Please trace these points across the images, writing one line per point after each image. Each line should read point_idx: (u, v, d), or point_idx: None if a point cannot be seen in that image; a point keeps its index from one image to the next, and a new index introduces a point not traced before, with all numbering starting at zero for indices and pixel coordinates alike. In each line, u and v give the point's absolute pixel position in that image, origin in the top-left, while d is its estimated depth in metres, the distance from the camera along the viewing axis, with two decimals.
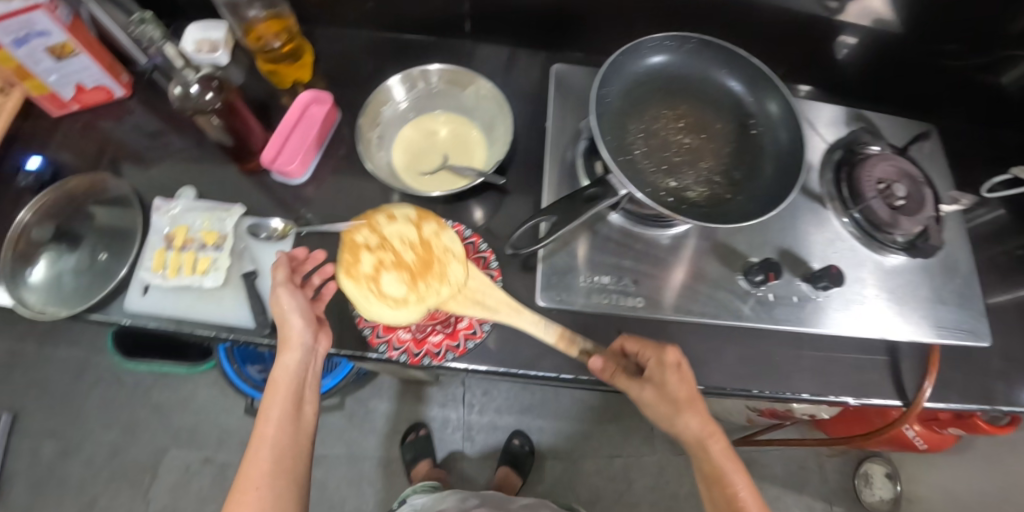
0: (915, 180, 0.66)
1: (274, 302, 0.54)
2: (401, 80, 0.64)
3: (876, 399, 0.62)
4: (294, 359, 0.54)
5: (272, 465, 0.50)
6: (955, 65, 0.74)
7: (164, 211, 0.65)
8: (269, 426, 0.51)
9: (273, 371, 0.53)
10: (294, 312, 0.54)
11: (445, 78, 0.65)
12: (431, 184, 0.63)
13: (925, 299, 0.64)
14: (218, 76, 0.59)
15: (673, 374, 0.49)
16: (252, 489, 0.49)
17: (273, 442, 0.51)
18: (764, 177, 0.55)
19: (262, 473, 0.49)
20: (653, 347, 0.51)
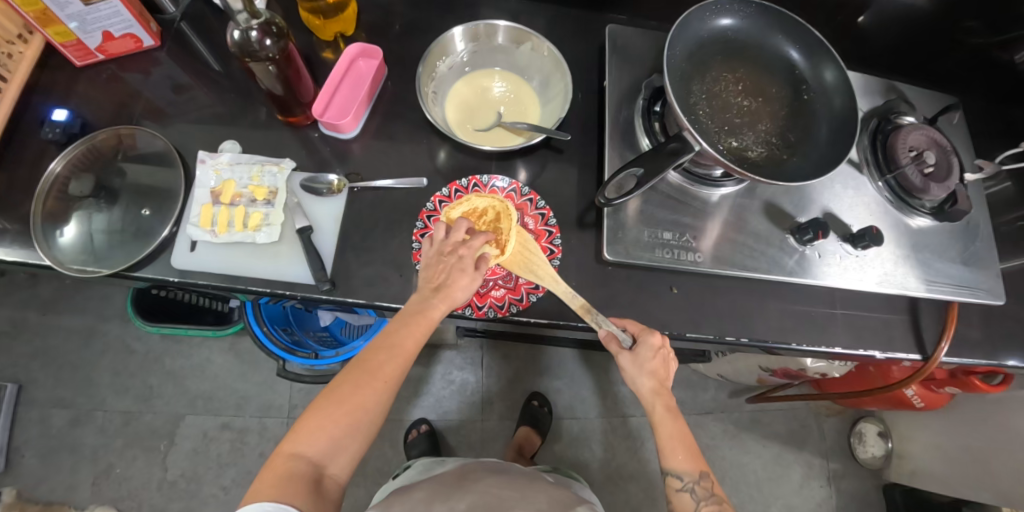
0: (944, 150, 0.69)
1: (465, 277, 0.54)
2: (462, 33, 0.64)
3: (902, 354, 0.67)
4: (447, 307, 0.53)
5: (396, 374, 0.52)
6: (973, 42, 0.77)
7: (209, 164, 0.63)
8: (411, 340, 0.52)
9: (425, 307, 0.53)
10: (470, 290, 0.54)
11: (502, 35, 0.65)
12: (486, 138, 0.65)
13: (954, 260, 0.68)
14: (276, 21, 0.56)
15: (648, 349, 0.55)
16: (376, 382, 0.51)
17: (406, 354, 0.52)
18: (821, 140, 0.57)
19: (388, 377, 0.51)
20: (646, 328, 0.57)
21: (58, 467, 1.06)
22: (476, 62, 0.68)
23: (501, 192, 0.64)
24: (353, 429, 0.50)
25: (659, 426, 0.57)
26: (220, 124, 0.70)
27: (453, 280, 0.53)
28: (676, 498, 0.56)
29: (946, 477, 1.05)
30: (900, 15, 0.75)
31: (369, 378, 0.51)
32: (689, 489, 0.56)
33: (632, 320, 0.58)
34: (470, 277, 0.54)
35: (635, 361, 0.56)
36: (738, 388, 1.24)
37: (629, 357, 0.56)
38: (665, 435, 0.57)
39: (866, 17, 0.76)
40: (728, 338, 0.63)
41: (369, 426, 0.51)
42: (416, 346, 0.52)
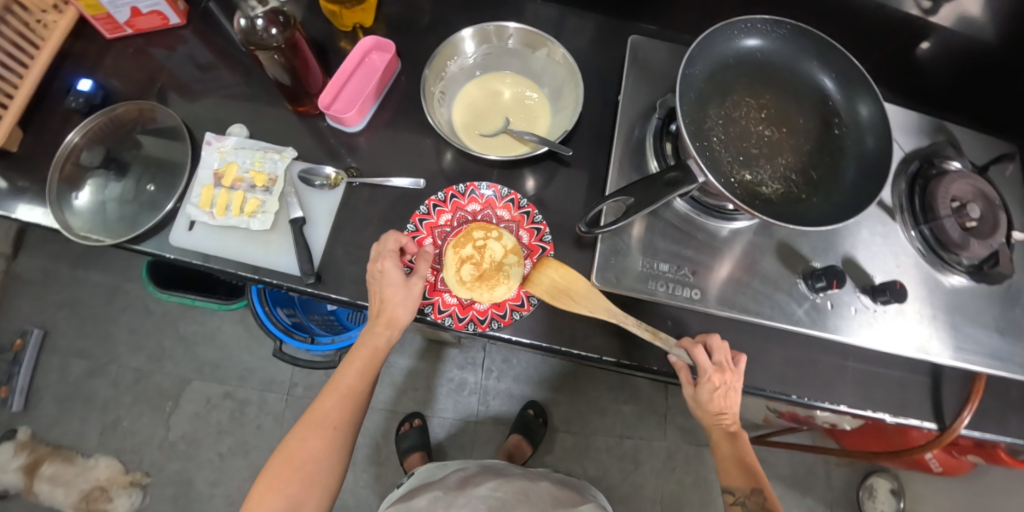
0: (992, 203, 0.62)
1: (403, 284, 0.54)
2: (474, 34, 0.62)
3: (915, 420, 0.62)
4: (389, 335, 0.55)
5: (345, 416, 0.54)
6: None
7: (214, 147, 0.64)
8: (350, 380, 0.55)
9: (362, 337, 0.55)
10: (409, 300, 0.54)
11: (517, 40, 0.63)
12: (491, 145, 0.62)
13: (985, 325, 0.63)
14: (284, 10, 0.57)
15: (706, 390, 0.53)
16: (324, 431, 0.52)
17: (348, 394, 0.54)
18: (845, 181, 0.52)
19: (336, 420, 0.53)
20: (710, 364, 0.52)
21: (71, 414, 1.12)
22: (488, 64, 0.66)
23: (498, 201, 0.61)
24: (313, 481, 0.51)
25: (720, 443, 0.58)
26: (232, 106, 0.71)
27: (388, 305, 0.54)
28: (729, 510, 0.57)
29: None
30: (962, 46, 0.68)
31: (315, 427, 0.52)
32: (739, 502, 0.56)
33: (701, 353, 0.53)
34: (404, 287, 0.54)
35: (696, 394, 0.55)
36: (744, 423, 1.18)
37: (692, 389, 0.55)
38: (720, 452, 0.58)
39: (923, 45, 0.69)
40: None
41: (328, 472, 0.52)
42: (356, 381, 0.55)
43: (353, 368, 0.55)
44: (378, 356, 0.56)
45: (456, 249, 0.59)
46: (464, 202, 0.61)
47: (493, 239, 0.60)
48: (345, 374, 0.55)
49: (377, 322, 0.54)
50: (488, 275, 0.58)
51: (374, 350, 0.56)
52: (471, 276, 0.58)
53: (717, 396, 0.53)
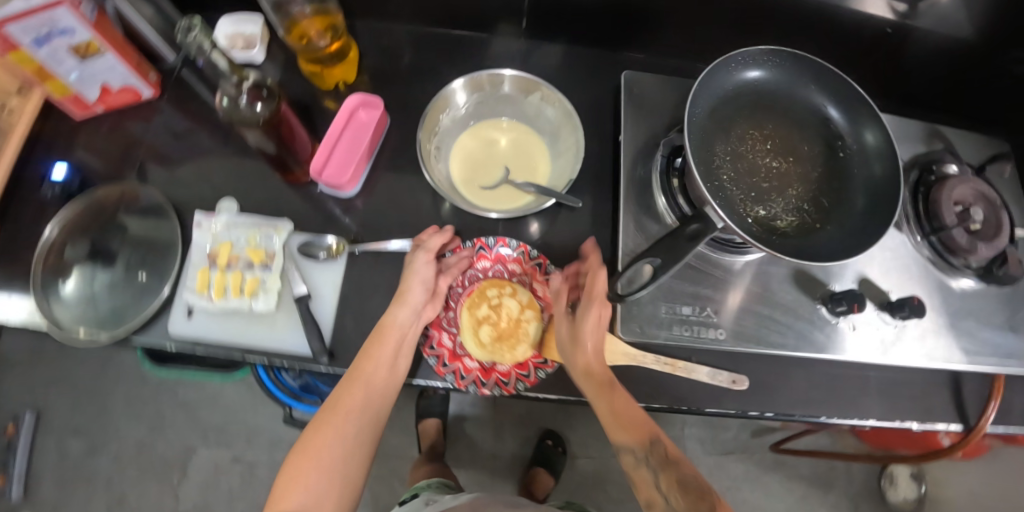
0: (993, 204, 0.63)
1: (421, 262, 0.54)
2: (464, 84, 0.61)
3: (940, 424, 0.65)
4: (407, 314, 0.53)
5: (363, 404, 0.50)
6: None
7: (205, 227, 0.61)
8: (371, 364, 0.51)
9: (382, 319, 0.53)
10: (424, 286, 0.54)
11: (509, 85, 0.62)
12: (494, 199, 0.61)
13: (1000, 325, 0.64)
14: (267, 83, 0.55)
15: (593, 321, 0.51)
16: (341, 419, 0.49)
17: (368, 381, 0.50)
18: (857, 206, 0.52)
19: (352, 408, 0.49)
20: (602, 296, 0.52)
21: (72, 496, 1.08)
22: (481, 113, 0.65)
23: (508, 255, 0.59)
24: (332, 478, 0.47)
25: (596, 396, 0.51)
26: (216, 177, 0.68)
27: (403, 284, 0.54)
28: (635, 475, 0.51)
29: None
30: (945, 48, 0.69)
31: (335, 416, 0.49)
32: (642, 461, 0.50)
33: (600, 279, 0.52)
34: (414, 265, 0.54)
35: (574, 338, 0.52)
36: (761, 427, 1.18)
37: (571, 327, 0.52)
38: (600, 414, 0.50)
39: (908, 49, 0.69)
40: (750, 412, 0.60)
41: (351, 471, 0.48)
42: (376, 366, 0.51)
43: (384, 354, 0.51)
44: (403, 340, 0.53)
45: (471, 311, 0.57)
46: (474, 260, 0.59)
47: (507, 296, 0.58)
48: (377, 360, 0.51)
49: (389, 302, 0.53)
50: (508, 335, 0.56)
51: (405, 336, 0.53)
52: (491, 339, 0.56)
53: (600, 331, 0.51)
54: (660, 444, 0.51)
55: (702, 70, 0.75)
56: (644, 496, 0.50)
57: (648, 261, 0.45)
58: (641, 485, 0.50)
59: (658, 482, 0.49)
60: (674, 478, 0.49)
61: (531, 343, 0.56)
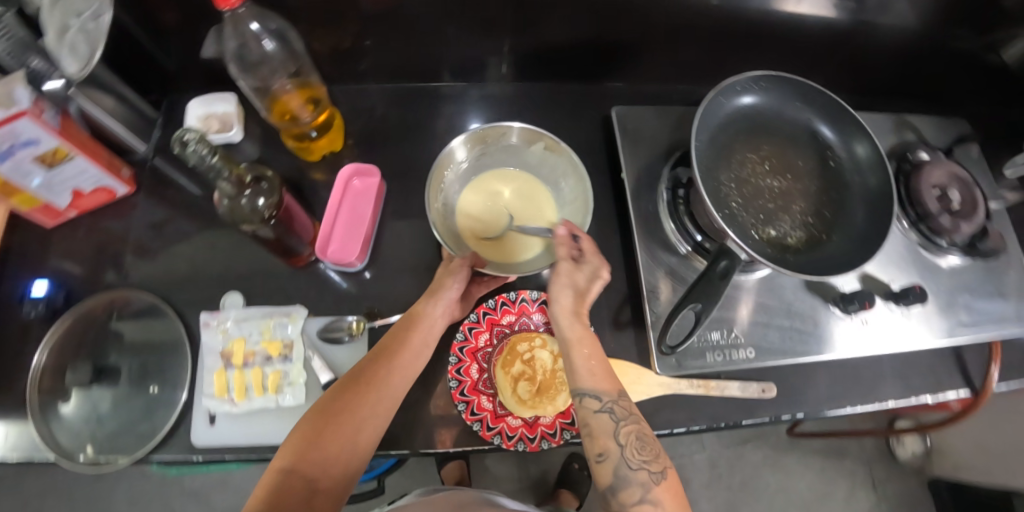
0: (966, 183, 0.68)
1: (453, 268, 0.54)
2: (468, 139, 0.62)
3: (952, 392, 0.70)
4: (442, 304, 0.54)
5: (392, 380, 0.49)
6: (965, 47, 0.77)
7: (214, 326, 0.59)
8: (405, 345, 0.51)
9: (417, 305, 0.53)
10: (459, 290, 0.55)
11: (512, 137, 0.63)
12: (503, 255, 0.60)
13: (992, 294, 0.68)
14: (267, 176, 0.54)
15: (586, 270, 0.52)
16: (365, 386, 0.47)
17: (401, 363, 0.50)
18: (857, 213, 0.55)
19: (378, 379, 0.48)
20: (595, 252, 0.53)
21: None
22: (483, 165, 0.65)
23: (531, 305, 0.59)
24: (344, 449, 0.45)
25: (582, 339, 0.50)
26: (211, 267, 0.64)
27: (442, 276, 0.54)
28: (594, 421, 0.47)
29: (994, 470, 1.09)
30: (897, 39, 0.74)
31: (358, 384, 0.47)
32: (608, 409, 0.47)
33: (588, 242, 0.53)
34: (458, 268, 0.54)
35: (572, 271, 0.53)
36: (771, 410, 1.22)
37: (568, 266, 0.53)
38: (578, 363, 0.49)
39: (863, 44, 0.75)
40: (783, 416, 0.62)
41: (362, 443, 0.46)
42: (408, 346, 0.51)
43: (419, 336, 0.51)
44: (434, 330, 0.53)
45: (506, 369, 0.56)
46: (498, 316, 0.59)
47: (538, 348, 0.58)
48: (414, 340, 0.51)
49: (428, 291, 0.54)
50: (547, 387, 0.56)
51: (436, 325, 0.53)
52: (529, 394, 0.55)
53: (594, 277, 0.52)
54: (624, 407, 0.48)
55: (678, 89, 0.78)
56: (595, 448, 0.46)
57: (690, 306, 0.50)
58: (596, 433, 0.47)
59: (618, 434, 0.46)
60: (633, 435, 0.47)
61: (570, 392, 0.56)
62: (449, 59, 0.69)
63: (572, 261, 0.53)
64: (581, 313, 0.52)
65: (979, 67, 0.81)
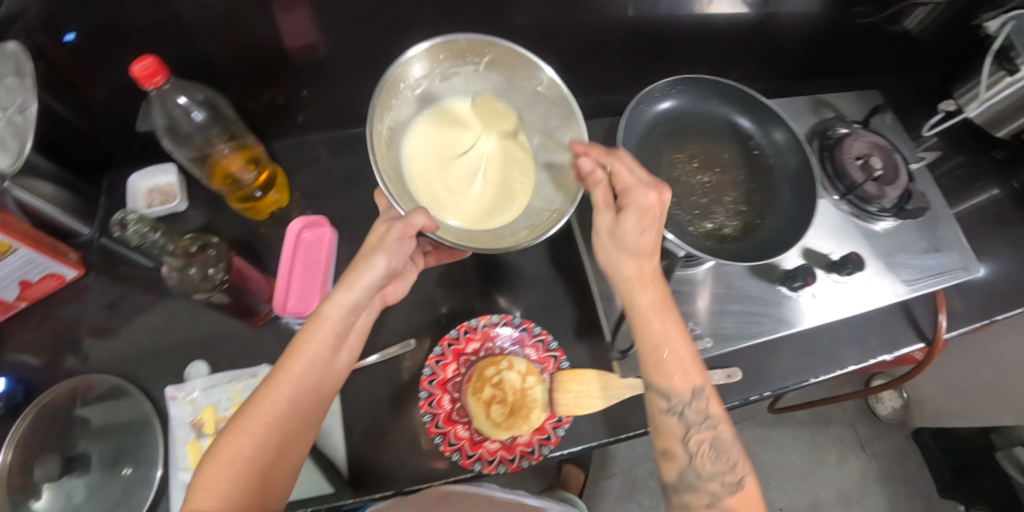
0: (885, 150, 0.73)
1: (399, 236, 0.47)
2: (443, 53, 0.55)
3: (907, 347, 0.74)
4: (349, 298, 0.47)
5: (296, 398, 0.44)
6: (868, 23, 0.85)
7: (181, 399, 0.58)
8: (307, 353, 0.45)
9: (321, 305, 0.47)
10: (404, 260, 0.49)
11: (498, 62, 0.57)
12: (451, 198, 0.57)
13: (924, 250, 0.73)
14: (213, 243, 0.54)
15: (643, 221, 0.48)
16: (266, 417, 0.42)
17: (305, 377, 0.44)
18: (784, 195, 0.59)
19: (281, 403, 0.43)
20: (641, 185, 0.48)
21: None
22: (448, 90, 0.60)
23: (493, 329, 0.61)
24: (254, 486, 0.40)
25: (648, 328, 0.48)
26: (175, 339, 0.65)
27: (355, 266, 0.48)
28: (661, 421, 0.48)
29: (964, 408, 1.15)
30: (802, 24, 0.81)
31: (254, 419, 0.42)
32: (676, 412, 0.48)
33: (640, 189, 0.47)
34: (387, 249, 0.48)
35: (616, 226, 0.49)
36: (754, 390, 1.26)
37: (610, 218, 0.49)
38: (644, 352, 0.49)
39: (774, 31, 0.81)
40: (753, 397, 0.64)
41: (278, 473, 0.42)
42: (312, 355, 0.45)
43: (324, 336, 0.46)
44: (343, 327, 0.48)
45: (477, 395, 0.57)
46: (462, 345, 0.60)
47: (506, 370, 0.59)
48: (314, 343, 0.45)
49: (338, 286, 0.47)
50: (519, 405, 0.57)
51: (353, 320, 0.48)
52: (503, 417, 0.57)
53: (646, 226, 0.48)
54: (694, 412, 0.48)
55: (609, 101, 0.83)
56: (664, 446, 0.48)
57: None
58: (663, 433, 0.48)
59: (688, 440, 0.48)
60: (704, 442, 0.48)
61: (543, 407, 0.57)
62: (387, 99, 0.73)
63: (612, 211, 0.49)
64: (645, 284, 0.49)
65: (886, 40, 0.89)
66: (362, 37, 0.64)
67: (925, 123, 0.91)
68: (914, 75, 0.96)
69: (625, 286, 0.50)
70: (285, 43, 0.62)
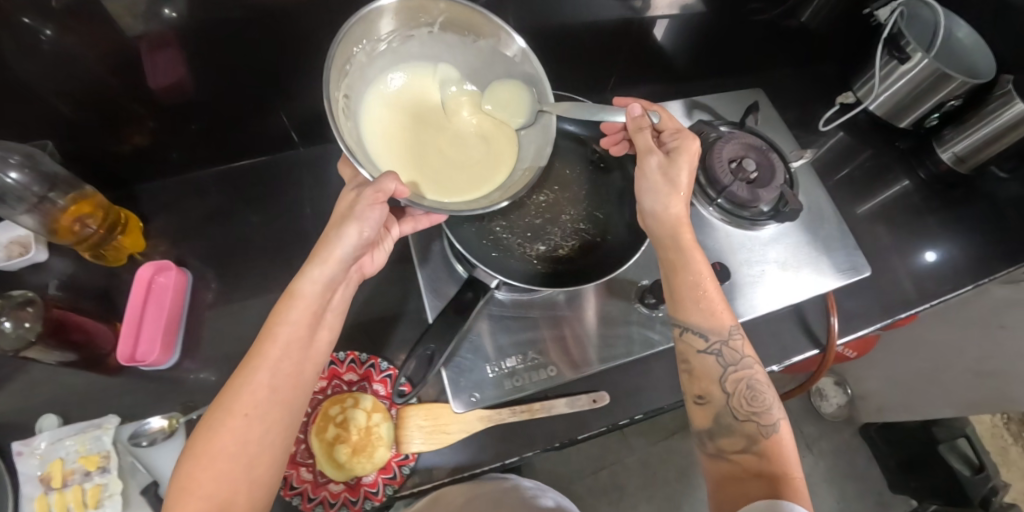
0: (761, 151, 0.71)
1: (370, 203, 0.46)
2: (392, 11, 0.49)
3: (799, 355, 0.71)
4: (323, 274, 0.47)
5: (278, 382, 0.43)
6: (761, 18, 0.85)
7: (27, 453, 0.57)
8: (285, 334, 0.44)
9: (293, 284, 0.46)
10: (375, 227, 0.48)
11: (456, 23, 0.53)
12: (427, 170, 0.53)
13: (809, 254, 0.71)
14: (36, 297, 0.59)
15: (690, 157, 0.54)
16: (247, 406, 0.42)
17: (285, 361, 0.44)
18: (623, 211, 0.60)
19: (263, 392, 0.42)
20: (682, 133, 0.55)
21: None
22: (407, 57, 0.55)
23: (340, 367, 0.60)
24: (236, 483, 0.40)
25: (686, 263, 0.52)
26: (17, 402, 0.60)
27: (328, 243, 0.47)
28: (699, 360, 0.51)
29: (902, 401, 1.16)
30: (684, 24, 0.82)
31: (235, 409, 0.41)
32: (715, 352, 0.51)
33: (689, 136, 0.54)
34: (358, 217, 0.47)
35: (667, 165, 0.53)
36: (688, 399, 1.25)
37: (659, 157, 0.54)
38: (679, 292, 0.53)
39: (655, 33, 0.82)
40: (621, 422, 0.63)
41: (267, 457, 0.42)
42: (292, 336, 0.44)
43: (299, 316, 0.45)
44: (319, 304, 0.47)
45: (319, 436, 0.56)
46: None
47: (351, 408, 0.58)
48: (288, 325, 0.45)
49: (314, 260, 0.47)
50: (362, 445, 0.55)
51: (328, 296, 0.48)
52: (344, 458, 0.55)
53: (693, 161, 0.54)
54: (732, 351, 0.51)
55: None
56: (700, 389, 0.51)
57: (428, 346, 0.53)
58: (702, 372, 0.51)
59: (726, 380, 0.51)
60: (742, 384, 0.50)
61: (388, 445, 0.56)
62: (261, 132, 0.76)
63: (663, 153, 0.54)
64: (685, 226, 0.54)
65: (782, 33, 0.89)
66: (220, 72, 0.65)
67: (821, 116, 0.92)
68: (813, 68, 0.97)
69: (664, 227, 0.54)
70: (147, 83, 0.63)
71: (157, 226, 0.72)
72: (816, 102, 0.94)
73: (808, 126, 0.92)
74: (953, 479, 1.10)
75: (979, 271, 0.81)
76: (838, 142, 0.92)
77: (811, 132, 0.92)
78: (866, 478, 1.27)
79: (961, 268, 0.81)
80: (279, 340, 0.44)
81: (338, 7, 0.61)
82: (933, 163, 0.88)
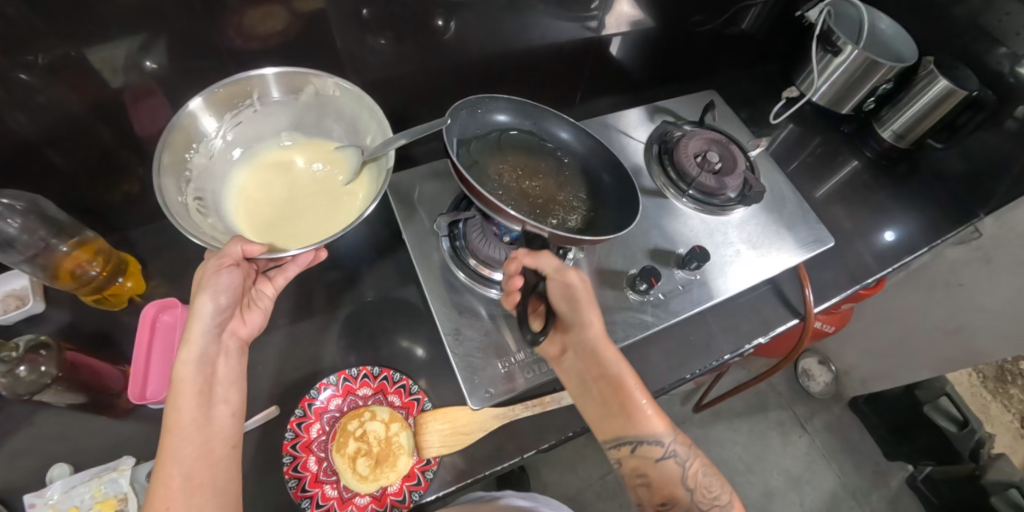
0: (722, 143, 0.79)
1: (214, 269, 0.50)
2: (208, 106, 0.58)
3: (782, 326, 0.76)
4: (195, 353, 0.50)
5: (189, 464, 0.46)
6: (706, 28, 0.92)
7: (41, 505, 0.55)
8: (182, 423, 0.47)
9: (173, 372, 0.49)
10: (229, 291, 0.51)
11: (270, 95, 0.61)
12: (287, 229, 0.56)
13: (779, 232, 0.76)
14: (48, 341, 0.59)
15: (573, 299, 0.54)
16: (167, 496, 0.44)
17: (193, 442, 0.47)
18: (607, 184, 0.68)
19: (178, 477, 0.45)
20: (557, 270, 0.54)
21: None
22: (245, 137, 0.62)
23: (354, 383, 0.62)
24: None
25: (629, 390, 0.55)
26: (24, 454, 0.59)
27: (191, 329, 0.50)
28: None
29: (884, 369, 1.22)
30: (638, 38, 0.89)
31: (163, 500, 0.44)
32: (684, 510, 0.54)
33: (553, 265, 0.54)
34: (212, 287, 0.50)
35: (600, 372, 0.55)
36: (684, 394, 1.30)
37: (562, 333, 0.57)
38: (610, 413, 0.56)
39: (611, 49, 0.88)
40: None
41: None
42: (190, 420, 0.48)
43: (187, 400, 0.48)
44: (203, 386, 0.50)
45: (341, 451, 0.57)
46: (324, 404, 0.61)
47: (369, 421, 0.60)
48: (181, 411, 0.48)
49: (182, 349, 0.50)
50: (383, 456, 0.57)
51: (210, 372, 0.51)
52: (366, 469, 0.57)
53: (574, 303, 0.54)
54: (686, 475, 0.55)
55: None
56: (663, 495, 0.55)
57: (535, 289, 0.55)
58: (661, 481, 0.55)
59: (687, 477, 0.55)
60: (697, 476, 0.55)
61: (409, 453, 0.58)
62: None
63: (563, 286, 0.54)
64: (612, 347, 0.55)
65: (727, 39, 0.97)
66: None
67: (771, 110, 1.01)
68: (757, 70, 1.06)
69: (585, 352, 0.56)
70: (134, 132, 0.65)
71: (156, 268, 0.73)
72: (763, 99, 1.03)
73: (761, 120, 1.00)
74: (941, 441, 1.15)
75: (931, 234, 0.88)
76: (789, 132, 1.00)
77: (764, 126, 1.00)
78: (861, 450, 1.32)
79: (915, 232, 0.88)
80: (176, 430, 0.47)
81: (311, 50, 0.65)
82: (876, 141, 0.97)
